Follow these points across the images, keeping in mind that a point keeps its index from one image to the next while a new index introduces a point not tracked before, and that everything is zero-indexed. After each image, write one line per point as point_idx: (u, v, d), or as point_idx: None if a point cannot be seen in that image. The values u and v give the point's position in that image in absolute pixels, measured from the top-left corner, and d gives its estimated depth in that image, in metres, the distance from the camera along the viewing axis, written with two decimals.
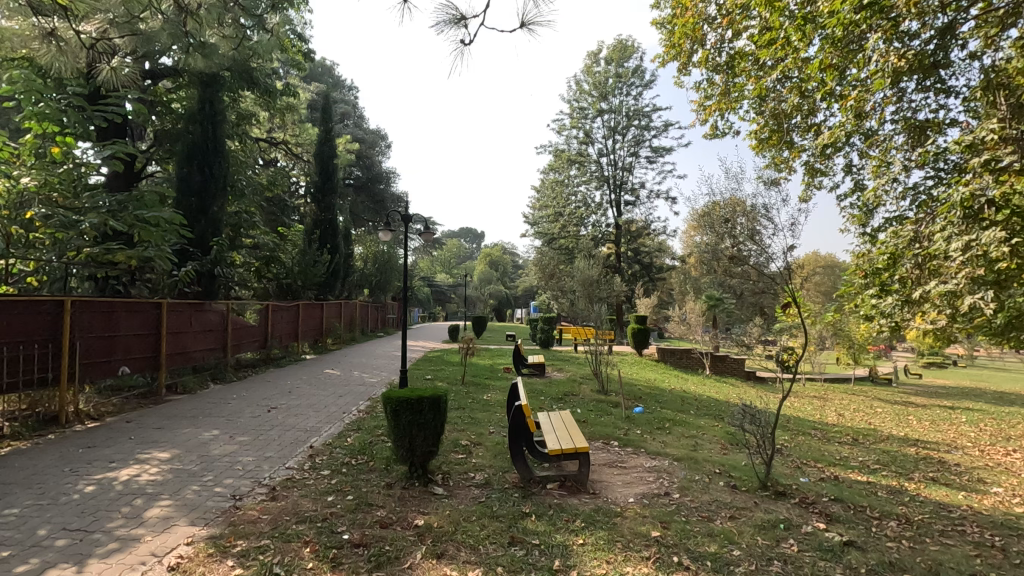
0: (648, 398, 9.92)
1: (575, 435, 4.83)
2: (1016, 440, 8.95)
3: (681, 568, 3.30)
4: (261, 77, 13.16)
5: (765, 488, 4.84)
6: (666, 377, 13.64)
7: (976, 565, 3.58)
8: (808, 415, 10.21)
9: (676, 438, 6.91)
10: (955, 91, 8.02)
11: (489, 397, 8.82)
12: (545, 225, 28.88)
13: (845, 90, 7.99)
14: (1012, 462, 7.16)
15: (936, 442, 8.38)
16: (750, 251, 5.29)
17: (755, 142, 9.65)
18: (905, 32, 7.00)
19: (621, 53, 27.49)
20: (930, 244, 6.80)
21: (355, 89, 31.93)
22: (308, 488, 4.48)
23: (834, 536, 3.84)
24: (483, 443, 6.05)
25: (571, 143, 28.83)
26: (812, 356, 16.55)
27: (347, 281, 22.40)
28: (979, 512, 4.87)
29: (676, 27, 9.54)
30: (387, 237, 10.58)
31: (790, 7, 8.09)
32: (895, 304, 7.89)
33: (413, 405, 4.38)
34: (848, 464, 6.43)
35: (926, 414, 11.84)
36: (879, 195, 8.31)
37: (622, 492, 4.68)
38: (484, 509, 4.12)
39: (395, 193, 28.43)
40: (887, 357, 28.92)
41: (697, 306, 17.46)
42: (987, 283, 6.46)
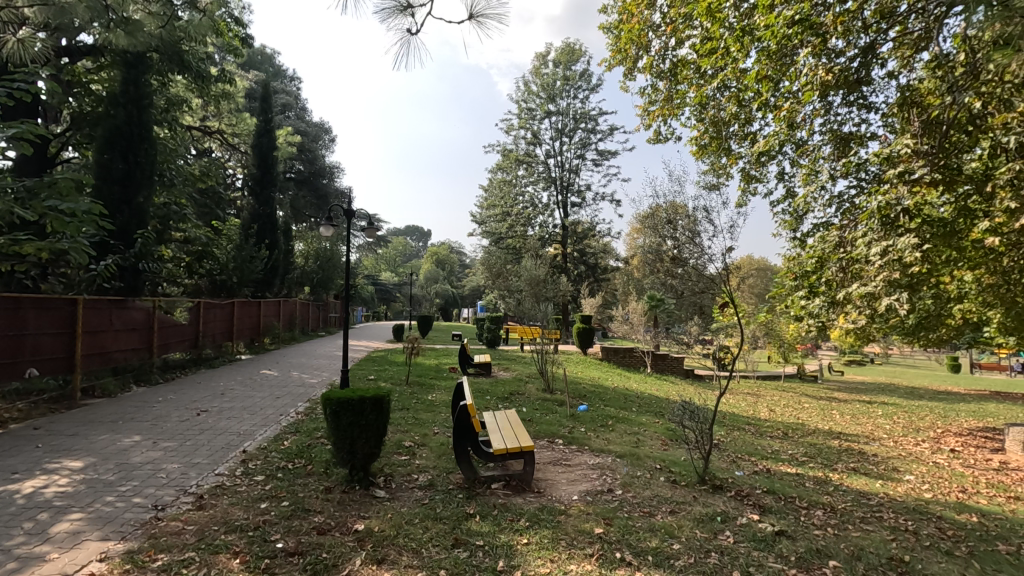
0: (592, 396, 10.07)
1: (520, 435, 4.80)
2: (925, 431, 9.69)
3: (623, 564, 3.33)
4: (194, 61, 12.42)
5: (703, 482, 4.99)
6: (609, 375, 13.88)
7: (893, 549, 3.81)
8: (742, 411, 10.66)
9: (619, 435, 7.04)
10: (875, 106, 8.58)
11: (433, 397, 8.68)
12: (492, 225, 28.81)
13: (778, 100, 8.39)
14: (921, 452, 7.75)
15: (857, 435, 8.93)
16: (690, 252, 5.57)
17: (695, 147, 9.99)
18: (832, 49, 7.40)
19: (568, 57, 27.91)
20: (853, 249, 7.25)
21: (298, 80, 30.72)
22: (240, 495, 4.24)
23: (767, 527, 4.00)
24: (428, 444, 5.93)
25: (519, 144, 28.98)
26: (747, 355, 17.33)
27: (286, 279, 21.56)
28: (894, 499, 5.21)
29: (623, 33, 9.69)
30: (329, 233, 10.19)
31: (730, 18, 8.40)
32: (822, 304, 8.34)
33: (355, 405, 4.22)
34: (779, 457, 6.75)
35: (847, 409, 12.63)
36: (809, 202, 8.78)
37: (566, 490, 4.70)
38: (427, 511, 4.03)
39: (339, 188, 27.56)
40: (813, 355, 30.77)
41: (639, 307, 17.96)
42: (902, 286, 6.96)
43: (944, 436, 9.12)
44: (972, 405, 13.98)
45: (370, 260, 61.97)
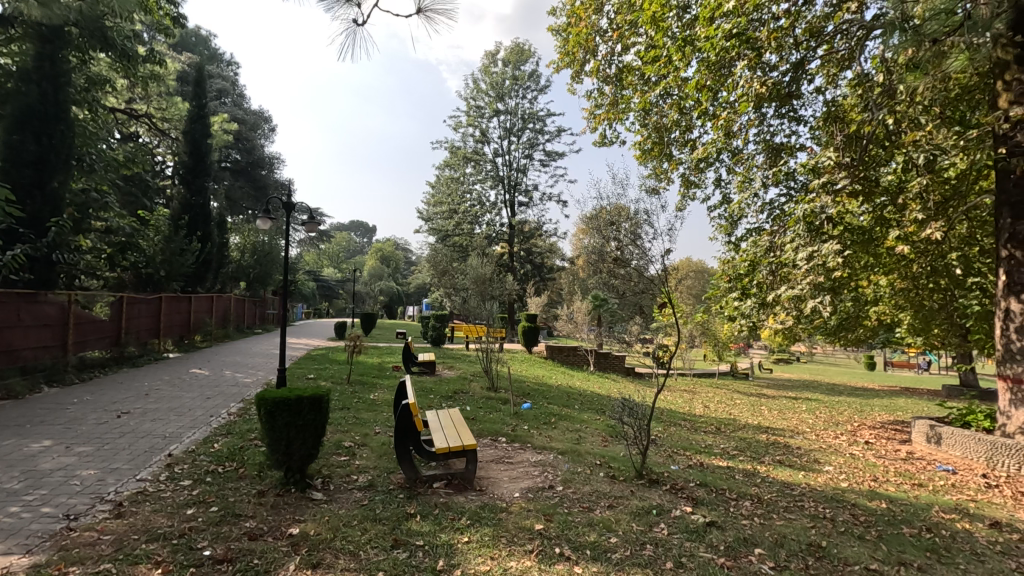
0: (536, 394, 10.18)
1: (463, 434, 4.78)
2: (843, 424, 10.40)
3: (562, 559, 3.39)
4: (121, 39, 11.61)
5: (640, 476, 5.15)
6: (553, 373, 14.08)
7: (812, 535, 4.07)
8: (678, 407, 11.07)
9: (561, 432, 7.15)
10: (804, 119, 9.12)
11: (376, 396, 8.51)
12: (439, 222, 28.54)
13: (716, 109, 8.77)
14: (839, 444, 8.31)
15: (783, 429, 9.47)
16: (632, 254, 5.71)
17: (638, 152, 10.26)
18: (766, 63, 7.78)
19: (518, 57, 28.07)
20: (783, 254, 7.68)
21: (235, 65, 29.26)
22: (163, 501, 4.00)
23: (699, 518, 4.17)
24: (369, 444, 5.81)
25: (467, 141, 28.84)
26: (684, 354, 18.01)
27: (219, 273, 20.55)
28: (815, 489, 5.55)
29: (571, 36, 9.82)
30: (267, 225, 9.78)
31: (673, 28, 8.69)
32: (753, 306, 8.77)
33: (291, 405, 4.08)
34: (712, 451, 7.06)
35: (775, 404, 13.37)
36: (743, 208, 9.23)
37: (508, 487, 4.73)
38: (367, 512, 3.95)
39: (278, 180, 26.52)
40: (745, 354, 32.41)
41: (583, 306, 18.29)
42: (825, 289, 7.45)
43: (860, 429, 9.81)
44: (884, 400, 15.12)
45: (311, 255, 60.03)
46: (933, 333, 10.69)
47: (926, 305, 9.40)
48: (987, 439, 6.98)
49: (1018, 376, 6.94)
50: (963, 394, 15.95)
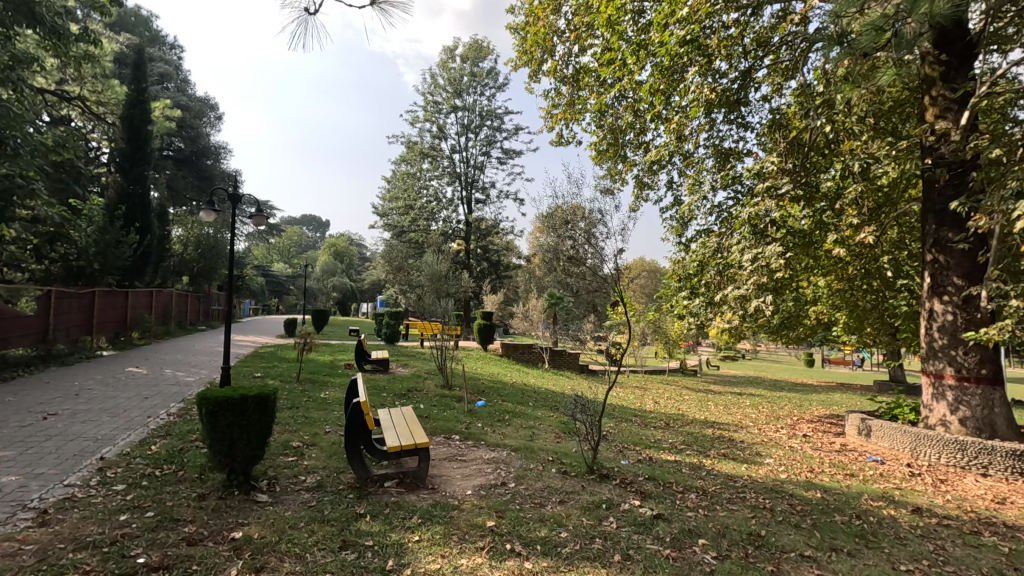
0: (490, 392, 10.18)
1: (415, 432, 4.73)
2: (783, 418, 10.90)
3: (513, 555, 3.42)
4: (51, 16, 10.84)
5: (591, 472, 5.23)
6: (508, 371, 14.12)
7: (752, 525, 4.24)
8: (629, 403, 11.32)
9: (514, 430, 7.17)
10: (751, 126, 9.48)
11: (326, 395, 8.31)
12: (394, 218, 28.09)
13: (669, 113, 9.00)
14: (780, 437, 8.71)
15: (727, 424, 9.84)
16: (587, 252, 5.77)
17: (594, 152, 10.40)
18: (717, 70, 8.06)
19: (476, 53, 28.03)
20: (730, 256, 7.99)
21: (179, 49, 27.83)
22: (94, 507, 3.78)
23: (646, 511, 4.28)
24: (318, 443, 5.67)
25: (424, 136, 28.50)
26: (636, 351, 18.42)
27: (159, 266, 19.55)
28: (756, 480, 5.80)
29: (529, 35, 9.84)
30: (212, 217, 9.36)
31: (629, 32, 8.85)
32: (701, 305, 9.06)
33: (235, 405, 3.93)
34: (660, 446, 7.26)
35: (721, 400, 13.85)
36: (693, 210, 9.51)
37: (460, 485, 4.72)
38: (315, 514, 3.85)
39: (225, 170, 25.44)
40: (694, 352, 33.47)
41: (539, 304, 18.40)
42: (768, 289, 7.80)
43: (798, 423, 10.30)
44: (821, 395, 15.93)
45: (259, 249, 57.96)
46: (866, 331, 11.33)
47: (860, 305, 9.94)
48: (911, 431, 7.46)
49: (940, 371, 7.45)
50: (892, 389, 17.00)
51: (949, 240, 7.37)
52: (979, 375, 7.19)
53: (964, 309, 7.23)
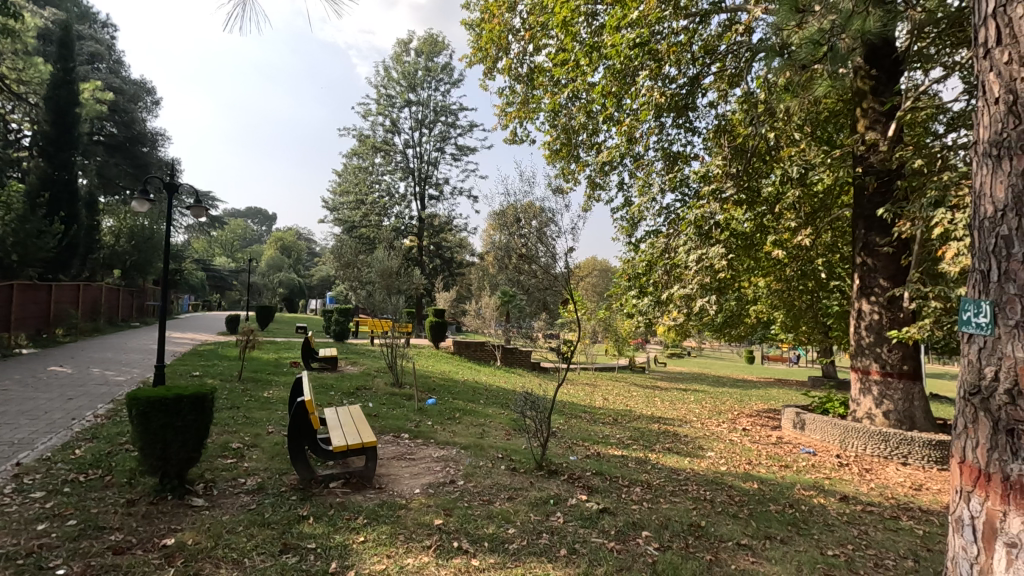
0: (441, 390, 10.10)
1: (363, 431, 4.63)
2: (724, 413, 11.35)
3: (460, 552, 3.40)
4: None
5: (540, 468, 5.28)
6: (460, 369, 14.04)
7: (693, 516, 4.39)
8: (579, 400, 11.49)
9: (465, 427, 7.16)
10: (698, 130, 9.80)
11: (270, 394, 8.04)
12: (345, 212, 27.49)
13: (621, 115, 9.19)
14: (720, 431, 9.07)
15: (673, 419, 10.15)
16: (541, 251, 5.90)
17: (548, 152, 10.46)
18: (666, 75, 8.29)
19: (431, 48, 27.74)
20: (677, 256, 8.26)
21: (112, 28, 26.20)
22: (7, 517, 3.50)
23: (593, 506, 4.35)
24: (259, 444, 5.47)
25: (376, 130, 27.94)
26: (587, 348, 18.72)
27: (87, 258, 18.33)
28: (698, 473, 6.02)
29: (484, 32, 9.82)
30: (146, 206, 8.85)
31: (582, 33, 8.97)
32: (649, 304, 9.29)
33: (168, 405, 3.74)
34: (608, 441, 7.40)
35: (667, 396, 14.27)
36: (643, 211, 9.74)
37: (408, 484, 4.66)
38: (254, 517, 3.72)
39: (162, 159, 24.14)
40: (642, 349, 34.32)
41: (491, 302, 18.52)
42: (712, 289, 8.13)
43: (739, 417, 10.74)
44: (760, 390, 16.70)
45: (199, 242, 55.30)
46: (801, 329, 11.95)
47: (796, 305, 10.47)
48: (841, 423, 7.91)
49: (866, 367, 7.93)
50: (824, 384, 18.01)
51: (876, 244, 7.85)
52: (901, 370, 7.69)
53: (889, 309, 7.73)
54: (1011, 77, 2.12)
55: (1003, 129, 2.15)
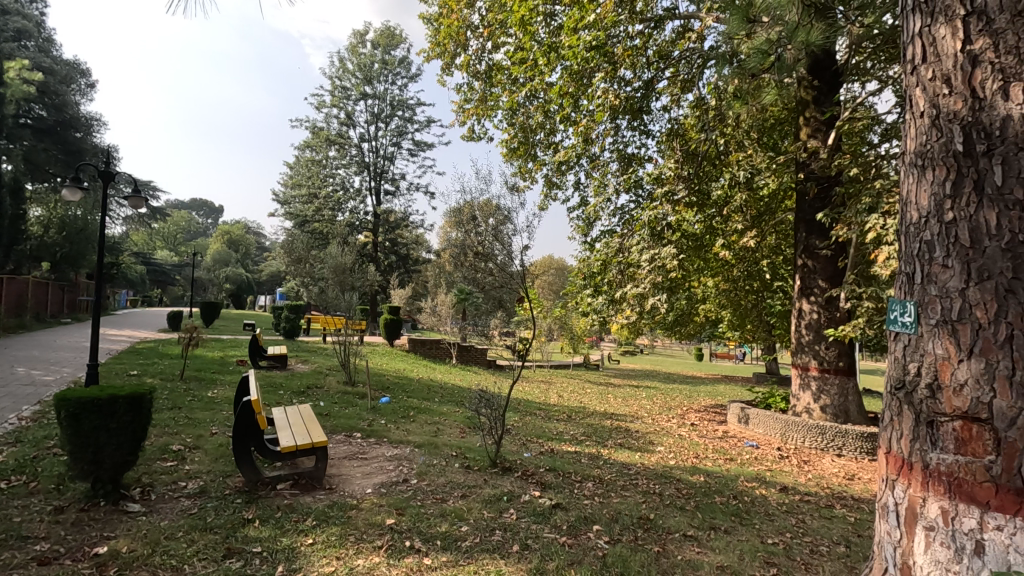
0: (396, 388, 9.97)
1: (313, 431, 4.52)
2: (674, 409, 11.68)
3: (412, 552, 3.38)
4: None
5: (494, 465, 5.30)
6: (415, 367, 13.89)
7: (643, 509, 4.51)
8: (534, 398, 11.57)
9: (419, 426, 7.10)
10: (652, 133, 10.04)
11: (214, 393, 7.72)
12: (297, 206, 26.69)
13: (578, 116, 9.30)
14: (670, 426, 9.33)
15: (625, 415, 10.38)
16: (497, 249, 5.88)
17: (505, 150, 10.47)
18: (622, 78, 8.47)
19: (388, 40, 27.26)
20: (630, 255, 8.46)
21: (42, 4, 24.48)
22: None
23: (546, 501, 4.40)
24: (202, 446, 5.25)
25: (330, 122, 27.24)
26: (543, 346, 18.90)
27: (11, 250, 17.10)
28: (648, 467, 6.17)
29: (442, 27, 9.73)
30: (79, 196, 8.32)
31: (541, 33, 9.02)
32: (604, 302, 9.45)
33: (102, 406, 3.55)
34: (562, 438, 7.50)
35: (620, 393, 14.59)
36: (598, 211, 9.90)
37: (359, 484, 4.58)
38: (195, 522, 3.57)
39: (97, 145, 22.77)
40: (596, 347, 34.94)
41: (447, 299, 18.50)
42: (663, 288, 8.36)
43: (687, 413, 11.08)
44: (708, 387, 17.28)
45: (138, 234, 52.39)
46: (747, 328, 12.44)
47: (742, 304, 10.88)
48: (782, 417, 8.28)
49: (806, 364, 8.32)
50: (767, 380, 18.82)
51: (815, 247, 8.25)
52: (837, 366, 8.12)
53: (826, 309, 8.15)
54: (934, 94, 2.27)
55: (926, 141, 2.30)
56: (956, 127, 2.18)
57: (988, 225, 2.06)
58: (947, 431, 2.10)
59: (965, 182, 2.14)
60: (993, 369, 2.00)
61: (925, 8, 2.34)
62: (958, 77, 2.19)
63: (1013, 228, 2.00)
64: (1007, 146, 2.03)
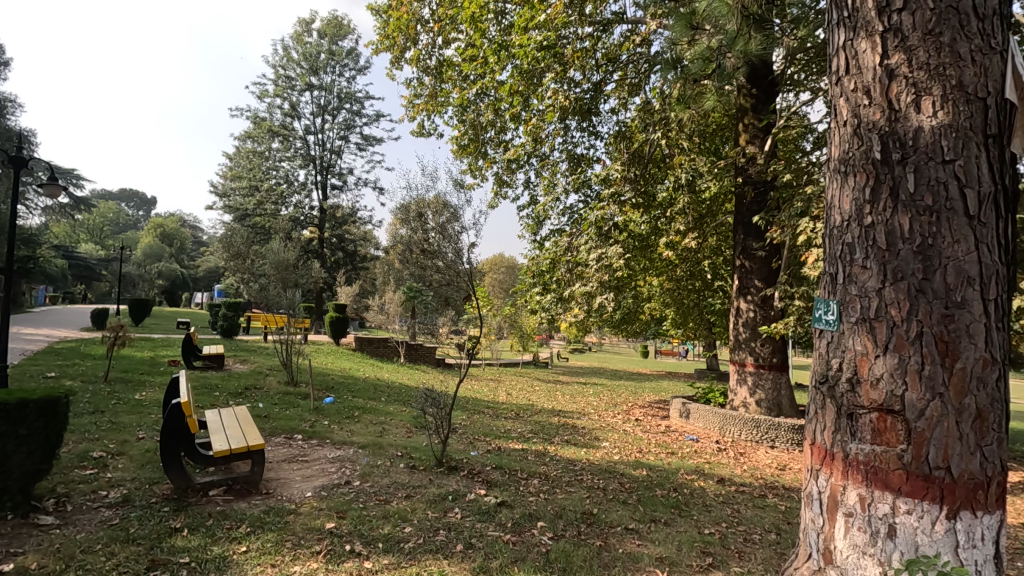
0: (340, 388, 9.73)
1: (249, 434, 4.33)
2: (619, 405, 11.94)
3: (352, 556, 3.29)
4: None
5: (440, 464, 5.24)
6: (361, 366, 13.60)
7: (586, 504, 4.58)
8: (482, 396, 11.55)
9: (364, 426, 6.96)
10: (601, 134, 10.21)
11: (141, 396, 7.27)
12: (236, 199, 25.55)
13: (528, 115, 9.34)
14: (615, 422, 9.54)
15: (572, 411, 10.54)
16: (446, 247, 5.82)
17: (455, 147, 10.39)
18: (571, 78, 8.57)
19: (335, 30, 26.49)
20: (578, 254, 8.57)
21: None
22: None
23: (491, 499, 4.40)
24: (126, 452, 4.93)
25: (274, 113, 26.22)
26: (492, 344, 18.91)
27: None
28: (592, 463, 6.28)
29: (391, 19, 9.53)
30: None
31: (492, 31, 9.00)
32: (552, 300, 9.56)
33: (10, 412, 3.27)
34: (510, 435, 7.52)
35: (568, 390, 14.81)
36: (547, 210, 9.98)
37: (299, 487, 4.42)
38: (117, 533, 3.34)
39: (10, 129, 20.99)
40: (546, 345, 35.40)
41: (396, 297, 18.20)
42: (609, 287, 8.53)
43: (632, 409, 11.36)
44: (652, 383, 17.80)
45: (59, 225, 48.80)
46: (689, 326, 12.90)
47: (685, 303, 11.26)
48: (720, 412, 8.62)
49: (742, 360, 8.69)
50: (708, 376, 19.57)
51: (752, 248, 8.62)
52: (771, 362, 8.52)
53: (761, 308, 8.53)
54: (856, 104, 2.40)
55: (849, 148, 2.43)
56: (874, 136, 2.32)
57: (901, 229, 2.21)
58: (865, 422, 2.24)
59: (882, 188, 2.28)
60: (905, 364, 2.15)
61: (848, 22, 2.47)
62: (876, 89, 2.32)
63: (923, 232, 2.16)
64: (919, 155, 2.19)
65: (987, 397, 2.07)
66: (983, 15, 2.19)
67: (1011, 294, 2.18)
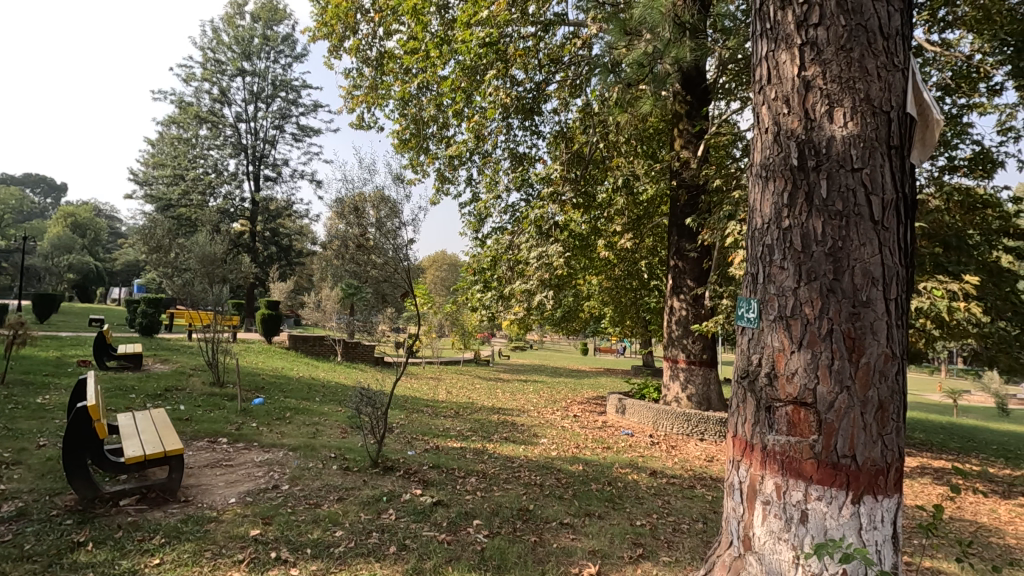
0: (271, 388, 9.32)
1: (167, 438, 4.05)
2: (558, 402, 12.12)
3: (278, 563, 3.15)
4: None
5: (375, 465, 5.12)
6: (294, 365, 13.06)
7: (523, 501, 4.61)
8: (422, 394, 11.39)
9: (296, 427, 6.71)
10: (542, 134, 10.28)
11: (44, 400, 6.67)
12: (159, 188, 23.95)
13: (470, 112, 9.27)
14: (554, 418, 9.67)
15: (512, 409, 10.60)
16: (384, 243, 5.67)
17: (395, 141, 10.16)
18: (513, 77, 8.59)
19: (270, 14, 25.31)
20: (519, 253, 8.60)
21: None
22: None
23: (426, 499, 4.34)
24: (24, 462, 4.51)
25: (201, 98, 24.75)
26: (433, 342, 18.70)
27: None
28: (530, 460, 6.32)
29: (330, 6, 9.18)
30: None
31: (434, 24, 8.88)
32: (493, 298, 9.57)
33: None
34: (448, 434, 7.45)
35: (508, 387, 14.87)
36: (489, 208, 9.95)
37: (222, 493, 4.20)
38: (9, 551, 3.04)
39: None
40: (488, 343, 35.40)
41: (332, 294, 17.62)
42: (549, 285, 8.60)
43: (570, 405, 11.55)
44: (591, 379, 18.15)
45: None
46: (626, 324, 13.27)
47: (622, 302, 11.56)
48: (654, 407, 8.89)
49: (675, 357, 8.98)
50: (644, 372, 20.19)
51: (684, 249, 8.95)
52: (701, 359, 8.87)
53: (693, 306, 8.89)
54: (776, 112, 2.53)
55: (769, 155, 2.55)
56: (792, 143, 2.45)
57: (815, 232, 2.34)
58: (781, 414, 2.36)
59: (798, 194, 2.41)
60: (817, 359, 2.28)
61: (770, 34, 2.59)
62: (795, 99, 2.45)
63: (834, 236, 2.30)
64: (831, 163, 2.33)
65: (887, 389, 2.24)
66: (888, 34, 2.35)
67: (909, 294, 2.36)
